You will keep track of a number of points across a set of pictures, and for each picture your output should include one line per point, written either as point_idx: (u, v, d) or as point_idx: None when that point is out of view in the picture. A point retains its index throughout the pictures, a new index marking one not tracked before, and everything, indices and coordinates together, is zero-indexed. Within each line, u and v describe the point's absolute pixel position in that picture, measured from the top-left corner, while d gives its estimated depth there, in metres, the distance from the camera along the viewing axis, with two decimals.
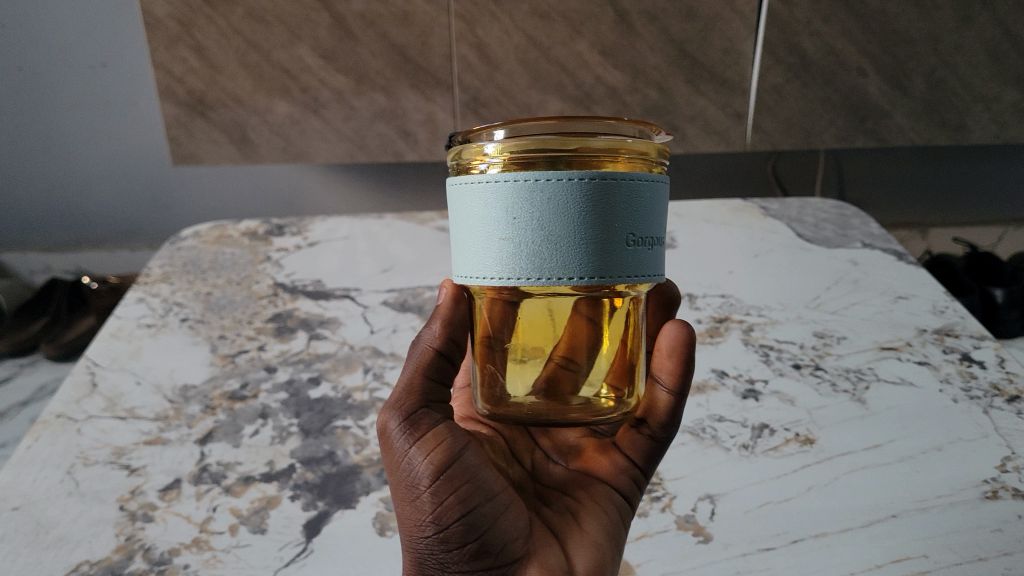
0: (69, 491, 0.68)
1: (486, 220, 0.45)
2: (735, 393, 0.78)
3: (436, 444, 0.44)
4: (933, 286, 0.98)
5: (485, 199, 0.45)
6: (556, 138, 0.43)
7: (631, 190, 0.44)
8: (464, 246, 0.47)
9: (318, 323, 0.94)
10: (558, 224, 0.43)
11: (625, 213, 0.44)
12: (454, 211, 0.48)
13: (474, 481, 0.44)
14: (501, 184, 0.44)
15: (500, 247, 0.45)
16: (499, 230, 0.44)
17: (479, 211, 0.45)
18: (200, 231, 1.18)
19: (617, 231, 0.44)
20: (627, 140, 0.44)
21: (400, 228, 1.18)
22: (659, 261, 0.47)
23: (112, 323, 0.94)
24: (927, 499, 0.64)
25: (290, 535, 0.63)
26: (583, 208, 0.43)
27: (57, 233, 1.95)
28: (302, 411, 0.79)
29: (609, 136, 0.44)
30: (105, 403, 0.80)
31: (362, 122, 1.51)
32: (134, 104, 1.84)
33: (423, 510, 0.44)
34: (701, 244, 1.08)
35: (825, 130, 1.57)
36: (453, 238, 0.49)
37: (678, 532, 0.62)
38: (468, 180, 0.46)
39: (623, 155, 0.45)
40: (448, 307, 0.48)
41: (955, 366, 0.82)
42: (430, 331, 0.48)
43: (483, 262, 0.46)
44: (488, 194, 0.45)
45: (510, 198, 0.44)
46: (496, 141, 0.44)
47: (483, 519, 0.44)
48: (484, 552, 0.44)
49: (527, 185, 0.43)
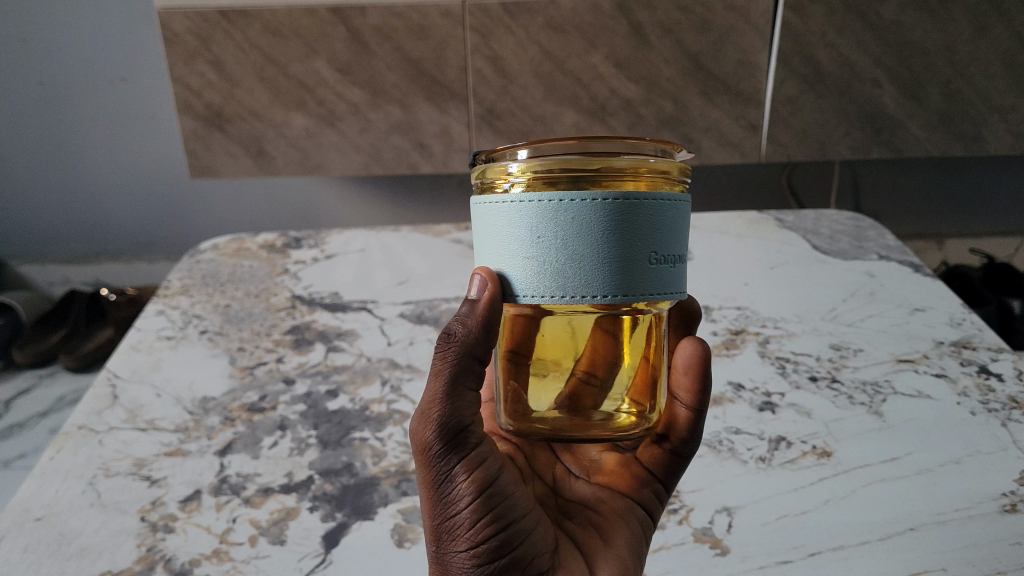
0: (91, 502, 0.69)
1: (509, 238, 0.45)
2: (751, 406, 0.78)
3: (477, 463, 0.44)
4: (950, 298, 0.97)
5: (510, 219, 0.45)
6: (579, 157, 0.44)
7: (654, 208, 0.45)
8: (488, 264, 0.47)
9: (336, 335, 0.94)
10: (581, 244, 0.44)
11: (647, 233, 0.44)
12: (479, 229, 0.48)
13: (507, 500, 0.45)
14: (524, 203, 0.44)
15: (524, 266, 0.45)
16: (522, 248, 0.45)
17: (502, 230, 0.46)
18: (219, 244, 1.19)
19: (640, 251, 0.44)
20: (648, 159, 0.45)
21: (416, 240, 1.19)
22: (681, 278, 0.48)
23: (132, 335, 0.95)
24: (945, 512, 0.64)
25: (309, 546, 0.64)
26: (606, 227, 0.44)
27: (77, 245, 2.00)
28: (320, 422, 0.79)
29: (631, 156, 0.44)
30: (127, 415, 0.81)
31: (378, 135, 1.52)
32: (153, 118, 1.88)
33: (458, 526, 0.44)
34: (717, 257, 1.08)
35: (840, 141, 1.57)
36: (477, 253, 0.49)
37: (695, 545, 0.62)
38: (492, 198, 0.46)
39: (646, 173, 0.45)
40: (487, 306, 0.45)
41: (973, 378, 0.81)
42: (464, 329, 0.45)
43: (507, 280, 0.46)
44: (511, 213, 0.45)
45: (533, 217, 0.44)
46: (520, 160, 0.45)
47: (516, 535, 0.45)
48: (515, 567, 0.44)
49: (553, 205, 0.44)
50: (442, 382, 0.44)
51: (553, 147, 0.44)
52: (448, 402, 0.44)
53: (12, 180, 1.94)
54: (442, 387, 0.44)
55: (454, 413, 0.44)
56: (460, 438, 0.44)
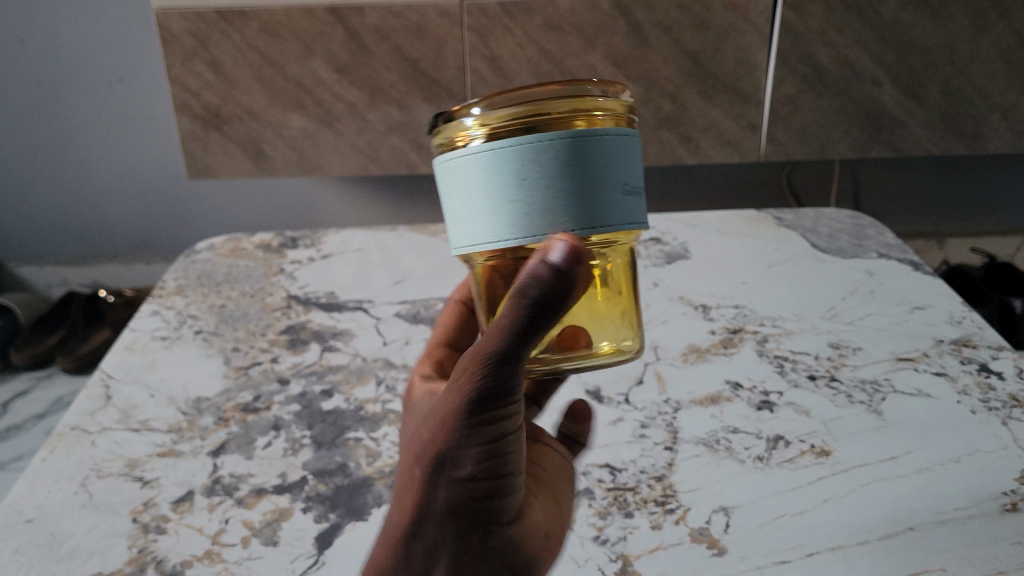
0: (83, 503, 0.69)
1: (480, 188, 0.48)
2: (749, 405, 0.78)
3: (506, 409, 0.47)
4: (950, 296, 0.95)
5: (477, 170, 0.48)
6: (527, 105, 0.47)
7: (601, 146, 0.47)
8: (462, 219, 0.51)
9: (331, 334, 0.94)
10: (535, 190, 0.47)
11: (596, 171, 0.47)
12: (447, 188, 0.51)
13: (513, 454, 0.48)
14: (485, 152, 0.48)
15: (495, 210, 0.48)
16: (491, 196, 0.48)
17: (469, 182, 0.49)
18: (215, 243, 1.18)
19: (591, 188, 0.47)
20: (593, 98, 0.49)
21: (413, 240, 1.18)
22: (633, 208, 0.50)
23: (126, 335, 0.94)
24: (945, 511, 0.63)
25: (302, 548, 0.64)
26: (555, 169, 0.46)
27: (75, 247, 2.17)
28: (315, 423, 0.79)
29: (576, 95, 0.48)
30: (119, 416, 0.80)
31: (375, 135, 1.59)
32: (151, 118, 2.00)
33: (466, 455, 0.47)
34: (715, 256, 1.08)
35: (840, 141, 1.59)
36: (448, 213, 0.52)
37: (692, 545, 0.62)
38: (454, 152, 0.50)
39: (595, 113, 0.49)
40: (569, 281, 0.44)
41: (974, 377, 0.80)
42: (535, 292, 0.44)
43: (481, 229, 0.49)
44: (477, 165, 0.48)
45: (497, 165, 0.47)
46: (476, 115, 0.49)
47: (508, 490, 0.48)
48: (495, 514, 0.47)
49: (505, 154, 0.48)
50: (509, 324, 0.46)
51: (507, 99, 0.48)
52: (509, 345, 0.46)
53: (19, 180, 2.08)
54: (508, 329, 0.46)
55: (509, 357, 0.46)
56: (503, 385, 0.47)
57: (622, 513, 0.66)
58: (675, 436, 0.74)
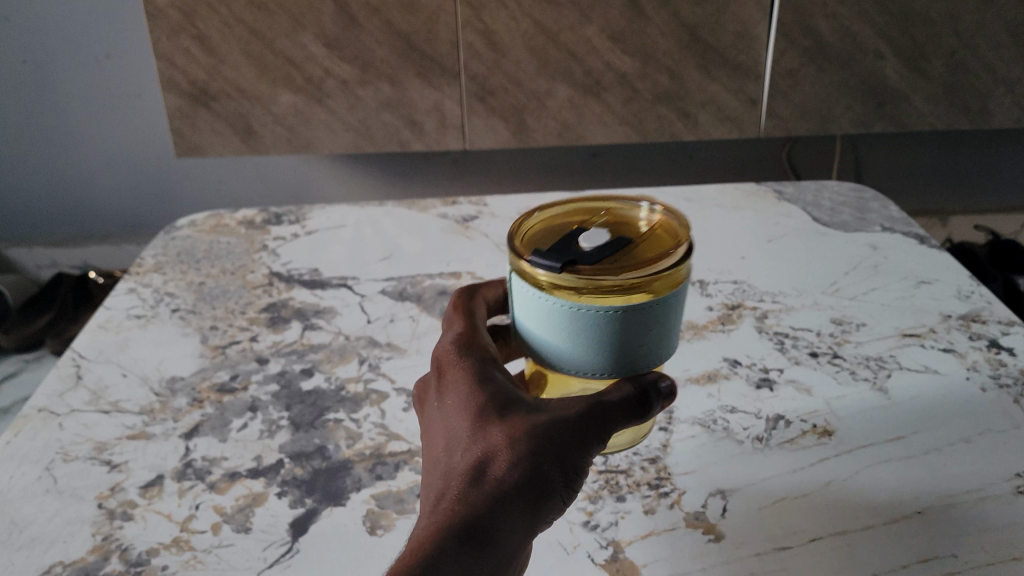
0: (46, 488, 0.65)
1: (551, 320, 0.54)
2: (748, 382, 0.74)
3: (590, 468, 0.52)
4: (958, 270, 0.91)
5: (550, 310, 0.54)
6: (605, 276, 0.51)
7: (651, 314, 0.53)
8: (529, 323, 0.56)
9: (314, 312, 0.90)
10: (586, 352, 0.54)
11: (641, 339, 0.54)
12: (521, 295, 0.56)
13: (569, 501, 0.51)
14: (561, 307, 0.53)
15: (558, 343, 0.55)
16: (559, 332, 0.54)
17: (542, 311, 0.54)
18: (196, 220, 1.15)
19: (631, 354, 0.55)
20: (664, 272, 0.52)
21: (402, 215, 1.14)
22: (666, 351, 0.57)
23: (100, 314, 0.91)
24: (955, 493, 0.60)
25: (275, 534, 0.60)
26: (608, 336, 0.53)
27: (66, 228, 2.15)
28: (293, 403, 0.75)
29: (654, 272, 0.52)
30: (90, 396, 0.77)
31: (368, 112, 1.64)
32: (138, 96, 1.97)
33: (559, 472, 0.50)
34: (712, 230, 1.04)
35: (842, 115, 1.66)
36: (517, 303, 0.57)
37: (687, 530, 0.59)
38: (531, 283, 0.54)
39: (661, 280, 0.53)
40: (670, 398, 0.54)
41: (983, 353, 0.76)
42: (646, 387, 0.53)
43: (543, 344, 0.56)
44: (551, 307, 0.53)
45: (568, 316, 0.53)
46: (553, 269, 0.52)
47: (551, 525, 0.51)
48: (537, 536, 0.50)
49: (571, 312, 0.53)
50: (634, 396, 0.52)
51: (587, 267, 0.51)
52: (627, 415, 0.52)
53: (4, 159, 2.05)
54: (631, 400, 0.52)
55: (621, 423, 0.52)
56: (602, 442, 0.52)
57: (613, 497, 0.62)
58: (670, 416, 0.70)
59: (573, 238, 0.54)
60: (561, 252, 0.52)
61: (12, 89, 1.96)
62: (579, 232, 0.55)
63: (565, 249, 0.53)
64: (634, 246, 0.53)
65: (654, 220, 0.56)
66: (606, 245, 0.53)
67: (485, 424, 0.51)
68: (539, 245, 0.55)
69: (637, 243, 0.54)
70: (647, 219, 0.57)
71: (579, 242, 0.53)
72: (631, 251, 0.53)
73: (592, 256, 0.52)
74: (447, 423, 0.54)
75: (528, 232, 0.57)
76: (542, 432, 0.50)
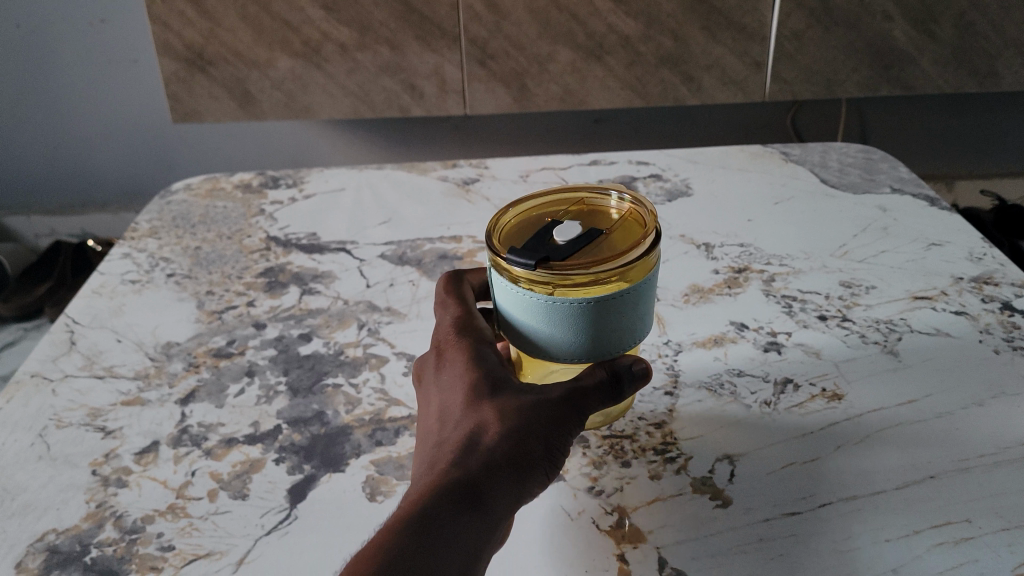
0: (39, 455, 0.64)
1: (533, 316, 0.55)
2: (756, 346, 0.72)
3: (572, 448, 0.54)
4: (970, 232, 0.89)
5: (532, 308, 0.55)
6: (581, 271, 0.52)
7: (628, 299, 0.55)
8: (512, 321, 0.57)
9: (312, 277, 0.88)
10: (571, 343, 0.56)
11: (621, 323, 0.56)
12: (503, 295, 0.57)
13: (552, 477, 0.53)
14: (543, 303, 0.54)
15: (542, 338, 0.56)
16: (542, 327, 0.56)
17: (524, 309, 0.56)
18: (192, 184, 1.12)
19: (614, 338, 0.57)
20: (637, 259, 0.54)
21: (402, 179, 1.11)
22: (645, 328, 0.59)
23: (94, 279, 0.89)
24: (969, 458, 0.59)
25: (273, 501, 0.59)
26: (583, 325, 0.55)
27: (64, 196, 2.13)
28: (291, 368, 0.74)
29: (627, 260, 0.53)
30: (84, 362, 0.75)
31: (366, 77, 1.64)
32: (135, 62, 1.94)
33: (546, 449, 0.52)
34: (718, 193, 1.02)
35: (849, 79, 1.64)
36: (499, 302, 0.58)
37: (694, 496, 0.57)
38: (511, 283, 0.55)
39: (634, 267, 0.55)
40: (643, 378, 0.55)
41: (996, 316, 0.74)
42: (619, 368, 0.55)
43: (528, 340, 0.57)
44: (533, 304, 0.55)
45: (550, 312, 0.55)
46: (532, 269, 0.53)
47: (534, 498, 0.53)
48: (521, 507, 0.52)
49: (546, 305, 0.54)
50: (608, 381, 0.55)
51: (564, 264, 0.52)
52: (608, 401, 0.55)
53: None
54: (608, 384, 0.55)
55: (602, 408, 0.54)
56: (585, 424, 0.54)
57: (618, 462, 0.61)
58: (675, 380, 0.69)
59: (547, 233, 0.56)
60: (535, 249, 0.54)
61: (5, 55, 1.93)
62: (552, 226, 0.56)
63: (539, 245, 0.54)
64: (604, 238, 0.55)
65: (624, 210, 0.58)
66: (577, 238, 0.54)
67: (478, 400, 0.53)
68: (515, 240, 0.57)
69: (607, 233, 0.56)
70: (617, 207, 0.59)
71: (552, 237, 0.55)
72: (601, 244, 0.55)
73: (564, 251, 0.53)
74: (442, 398, 0.56)
75: (503, 227, 0.58)
76: (533, 412, 0.52)
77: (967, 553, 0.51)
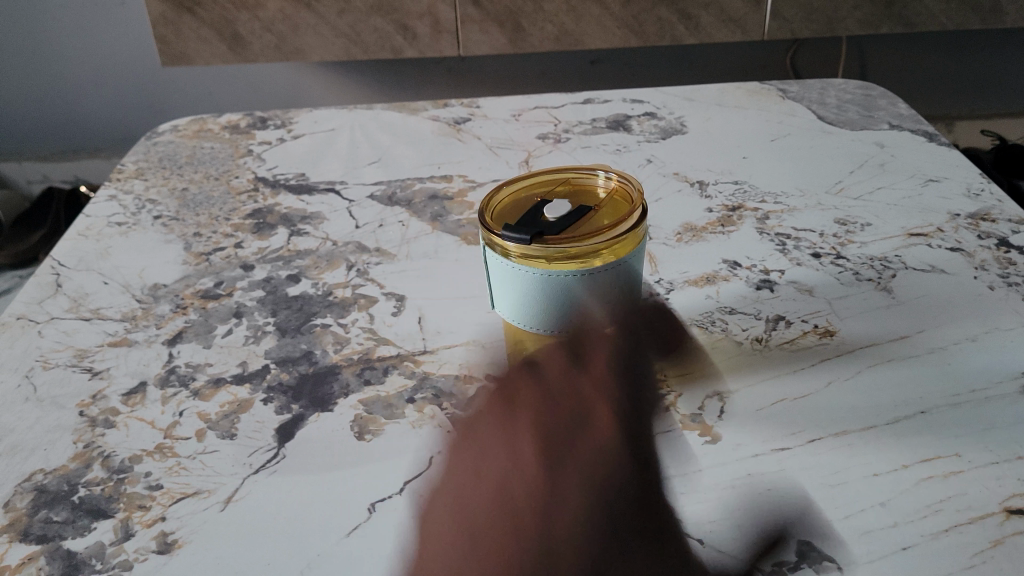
0: (25, 397, 0.63)
1: (529, 293, 0.56)
2: (748, 284, 0.72)
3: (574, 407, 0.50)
4: (968, 168, 0.88)
5: (526, 285, 0.55)
6: (573, 246, 0.53)
7: (619, 273, 0.55)
8: (506, 298, 0.57)
9: (300, 218, 0.87)
10: (565, 317, 0.56)
11: (613, 296, 0.56)
12: (496, 274, 0.57)
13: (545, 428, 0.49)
14: (537, 279, 0.55)
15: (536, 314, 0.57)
16: (535, 304, 0.56)
17: (518, 285, 0.56)
18: (178, 125, 1.11)
19: (607, 310, 0.57)
20: (625, 235, 0.54)
21: (391, 119, 1.10)
22: (636, 301, 0.59)
23: (80, 222, 0.88)
24: (961, 394, 0.58)
25: (261, 440, 0.59)
26: (576, 300, 0.55)
27: (55, 142, 2.11)
28: (280, 309, 0.73)
29: (617, 236, 0.54)
30: (70, 304, 0.74)
31: (358, 17, 1.64)
32: (122, 4, 1.91)
33: None
34: (713, 130, 1.00)
35: (849, 16, 1.66)
36: (493, 282, 0.58)
37: (683, 433, 0.57)
38: (506, 261, 0.55)
39: (623, 241, 0.55)
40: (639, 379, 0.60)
41: (992, 252, 0.74)
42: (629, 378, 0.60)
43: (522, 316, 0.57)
44: (526, 281, 0.55)
45: (544, 287, 0.55)
46: (526, 247, 0.53)
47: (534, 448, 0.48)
48: None
49: (541, 279, 0.54)
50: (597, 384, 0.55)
51: (556, 241, 0.53)
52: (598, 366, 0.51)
53: None
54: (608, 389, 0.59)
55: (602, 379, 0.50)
56: None
57: None
58: (666, 317, 0.68)
59: (538, 211, 0.56)
60: (527, 226, 0.54)
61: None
62: (543, 204, 0.56)
63: (531, 222, 0.54)
64: (592, 214, 0.55)
65: (611, 188, 0.57)
66: (567, 215, 0.54)
67: None
68: (508, 218, 0.56)
69: (594, 210, 0.56)
70: (604, 186, 0.58)
71: (543, 214, 0.55)
72: (590, 220, 0.55)
73: (557, 228, 0.54)
74: None
75: (496, 206, 0.57)
76: None
77: (956, 486, 0.51)
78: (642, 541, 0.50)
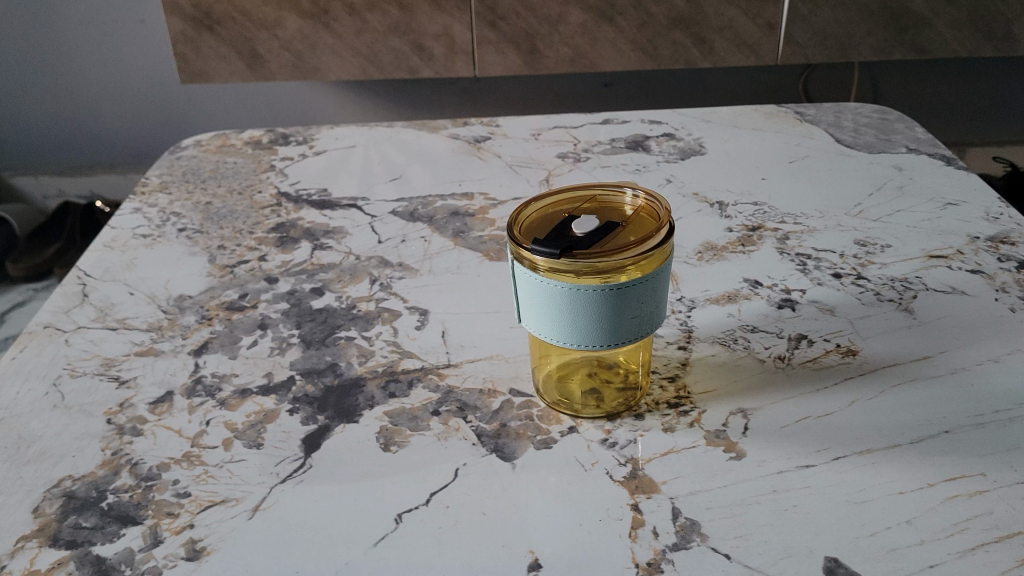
0: (54, 404, 0.64)
1: (556, 305, 0.56)
2: (769, 303, 0.72)
3: None
4: (986, 191, 0.89)
5: (554, 298, 0.56)
6: (602, 258, 0.53)
7: (646, 290, 0.56)
8: (533, 313, 0.58)
9: (323, 233, 0.88)
10: (591, 332, 0.56)
11: (640, 313, 0.56)
12: (523, 287, 0.57)
13: None
14: (566, 294, 0.55)
15: (562, 329, 0.57)
16: (563, 317, 0.56)
17: (545, 300, 0.56)
18: (202, 140, 1.12)
19: (634, 327, 0.57)
20: (654, 250, 0.55)
21: (411, 137, 1.11)
22: (662, 318, 0.59)
23: (105, 233, 0.89)
24: (984, 413, 0.59)
25: (288, 450, 0.59)
26: (603, 315, 0.56)
27: (73, 157, 2.13)
28: (304, 321, 0.74)
29: (645, 251, 0.54)
30: (96, 314, 0.75)
31: (375, 37, 1.66)
32: (142, 21, 1.94)
33: None
34: (731, 152, 1.01)
35: (862, 42, 1.68)
36: (520, 296, 0.58)
37: (708, 448, 0.57)
38: (534, 275, 0.56)
39: (651, 258, 0.55)
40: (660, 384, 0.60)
41: (1012, 275, 0.74)
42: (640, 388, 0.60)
43: (548, 331, 0.58)
44: (554, 294, 0.55)
45: (571, 301, 0.55)
46: (555, 260, 0.54)
47: None
48: None
49: (569, 293, 0.55)
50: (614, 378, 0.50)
51: (584, 254, 0.53)
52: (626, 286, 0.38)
53: (9, 85, 2.03)
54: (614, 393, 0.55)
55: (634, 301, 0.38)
56: None
57: (632, 415, 0.61)
58: (689, 335, 0.69)
59: (567, 225, 0.56)
60: (556, 240, 0.55)
61: (12, 13, 1.93)
62: (571, 220, 0.56)
63: (560, 236, 0.55)
64: (620, 230, 0.56)
65: (638, 205, 0.58)
66: (596, 230, 0.55)
67: None
68: (536, 231, 0.57)
69: (622, 226, 0.56)
70: (630, 204, 0.58)
71: (572, 228, 0.55)
72: (618, 235, 0.55)
73: (585, 241, 0.54)
74: None
75: (524, 221, 0.58)
76: None
77: (982, 506, 0.51)
78: (669, 555, 0.50)
